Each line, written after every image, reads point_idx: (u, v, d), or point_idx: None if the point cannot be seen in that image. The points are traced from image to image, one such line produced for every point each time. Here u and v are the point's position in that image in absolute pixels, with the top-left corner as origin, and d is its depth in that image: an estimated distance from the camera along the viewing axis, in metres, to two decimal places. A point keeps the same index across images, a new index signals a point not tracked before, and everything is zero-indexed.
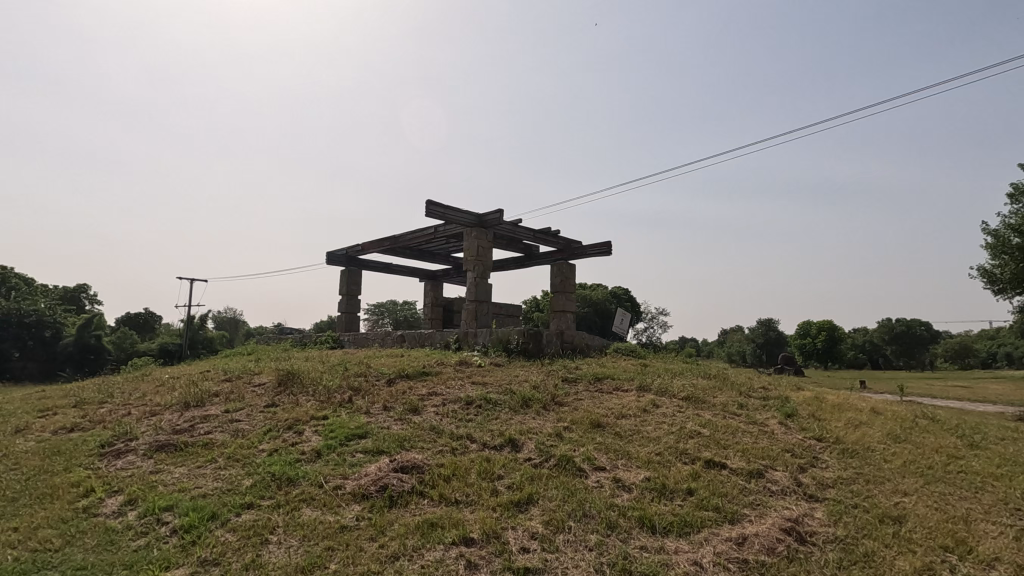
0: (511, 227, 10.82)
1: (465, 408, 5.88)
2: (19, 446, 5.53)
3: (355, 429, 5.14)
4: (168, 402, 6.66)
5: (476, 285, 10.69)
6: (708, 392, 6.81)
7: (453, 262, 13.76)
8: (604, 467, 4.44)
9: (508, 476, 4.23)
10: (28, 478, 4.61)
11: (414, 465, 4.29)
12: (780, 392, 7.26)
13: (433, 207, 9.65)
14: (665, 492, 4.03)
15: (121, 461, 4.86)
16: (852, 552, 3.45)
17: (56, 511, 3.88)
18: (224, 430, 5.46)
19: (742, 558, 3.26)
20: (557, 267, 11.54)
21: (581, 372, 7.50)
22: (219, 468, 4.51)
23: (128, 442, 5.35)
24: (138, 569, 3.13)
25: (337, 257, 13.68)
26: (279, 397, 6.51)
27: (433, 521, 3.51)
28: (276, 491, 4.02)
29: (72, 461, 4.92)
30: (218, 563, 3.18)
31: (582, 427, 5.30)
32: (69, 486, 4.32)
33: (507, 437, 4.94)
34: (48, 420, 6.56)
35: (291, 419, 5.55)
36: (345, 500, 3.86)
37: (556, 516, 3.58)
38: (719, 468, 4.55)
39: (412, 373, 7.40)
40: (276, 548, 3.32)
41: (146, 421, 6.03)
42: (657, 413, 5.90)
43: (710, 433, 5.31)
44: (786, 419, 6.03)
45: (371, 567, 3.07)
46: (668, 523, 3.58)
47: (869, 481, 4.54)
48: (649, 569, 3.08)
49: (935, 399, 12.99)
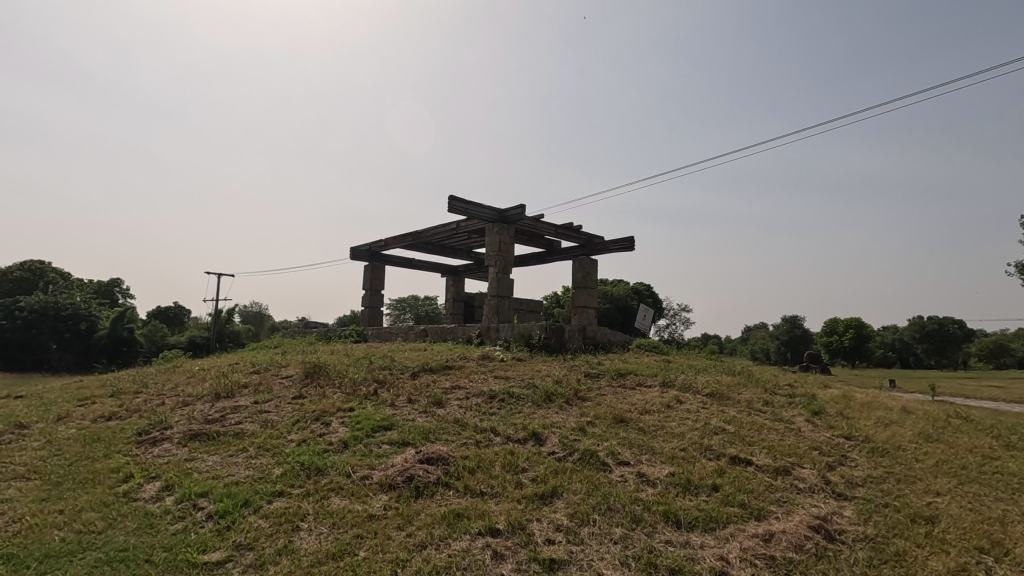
0: (532, 223, 10.82)
1: (488, 401, 5.92)
2: (61, 433, 5.76)
3: (381, 422, 5.23)
4: (200, 393, 6.84)
5: (498, 280, 10.71)
6: (733, 388, 6.75)
7: (474, 258, 13.82)
8: (628, 462, 4.44)
9: (533, 468, 4.27)
10: (71, 463, 4.81)
11: (439, 456, 4.35)
12: (807, 389, 7.15)
13: (455, 202, 9.70)
14: (689, 488, 4.01)
15: (158, 449, 5.03)
16: (883, 552, 3.39)
17: (99, 495, 4.04)
18: (254, 421, 5.60)
19: (768, 555, 3.23)
20: (579, 263, 11.49)
21: (604, 368, 7.48)
22: (250, 457, 4.64)
23: (163, 430, 5.53)
24: (176, 552, 3.24)
25: (361, 253, 13.87)
26: (306, 389, 6.64)
27: (459, 512, 3.56)
28: (306, 480, 4.12)
29: (112, 448, 5.10)
30: (252, 548, 3.28)
31: (605, 422, 5.31)
32: (109, 472, 4.48)
33: (531, 431, 4.97)
34: (87, 408, 6.81)
35: (318, 410, 5.66)
36: (373, 490, 3.93)
37: (581, 509, 3.60)
38: (744, 464, 4.51)
39: (435, 367, 7.48)
40: (307, 534, 3.41)
41: (180, 410, 6.21)
42: (680, 409, 5.86)
43: (736, 430, 5.26)
44: (813, 417, 5.94)
45: (399, 555, 3.13)
46: (693, 518, 3.57)
47: (899, 481, 4.45)
48: (675, 563, 3.08)
49: (969, 399, 12.63)
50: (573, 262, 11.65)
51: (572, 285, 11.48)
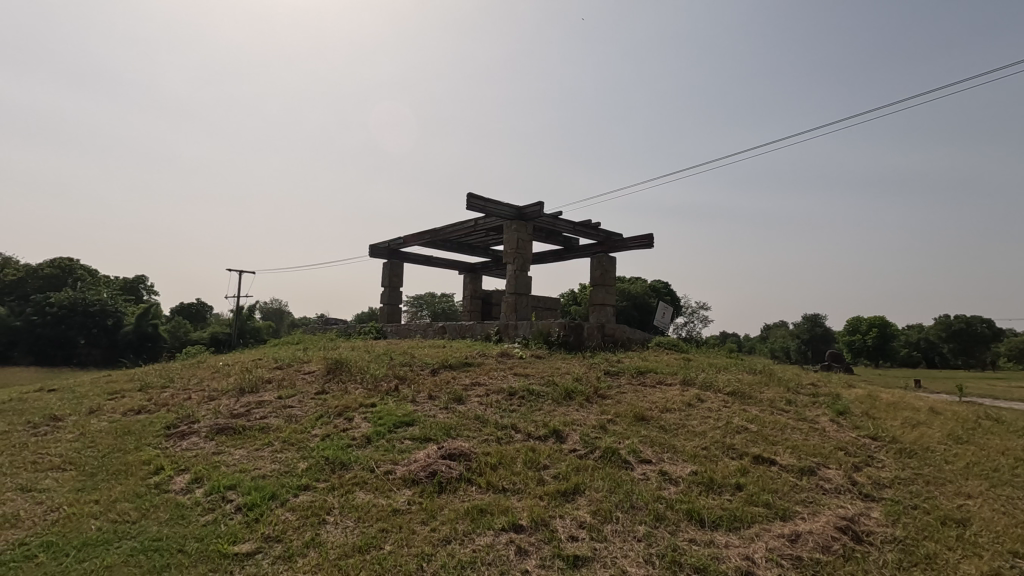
0: (551, 219, 10.79)
1: (508, 398, 5.95)
2: (94, 425, 5.93)
3: (402, 417, 5.28)
4: (225, 388, 6.99)
5: (516, 277, 10.72)
6: (755, 387, 6.67)
7: (492, 254, 13.86)
8: (650, 460, 4.43)
9: (554, 465, 4.27)
10: (104, 455, 4.95)
11: (461, 452, 4.39)
12: (831, 389, 7.04)
13: (473, 200, 9.75)
14: (713, 487, 3.98)
15: (186, 442, 5.15)
16: (913, 554, 3.34)
17: (131, 486, 4.16)
18: (278, 416, 5.69)
19: (795, 555, 3.20)
20: (597, 260, 11.44)
21: (624, 366, 7.46)
22: (276, 451, 4.72)
23: (190, 424, 5.66)
24: (208, 542, 3.33)
25: (379, 250, 13.99)
26: (329, 384, 6.75)
27: (482, 507, 3.59)
28: (330, 474, 4.18)
29: (142, 441, 5.24)
30: (280, 540, 3.34)
31: (626, 420, 5.30)
32: (141, 464, 4.61)
33: (551, 428, 4.97)
34: (117, 402, 7.00)
35: (341, 406, 5.74)
36: (396, 485, 3.98)
37: (603, 507, 3.60)
38: (768, 464, 4.47)
39: (454, 363, 7.53)
40: (333, 528, 3.46)
41: (206, 405, 6.35)
42: (701, 408, 5.82)
43: (758, 429, 5.20)
44: (838, 417, 5.85)
45: (424, 549, 3.16)
46: (717, 517, 3.55)
47: (928, 482, 4.37)
48: (700, 562, 3.06)
49: (993, 399, 12.53)
50: (591, 259, 11.60)
51: (590, 283, 11.45)
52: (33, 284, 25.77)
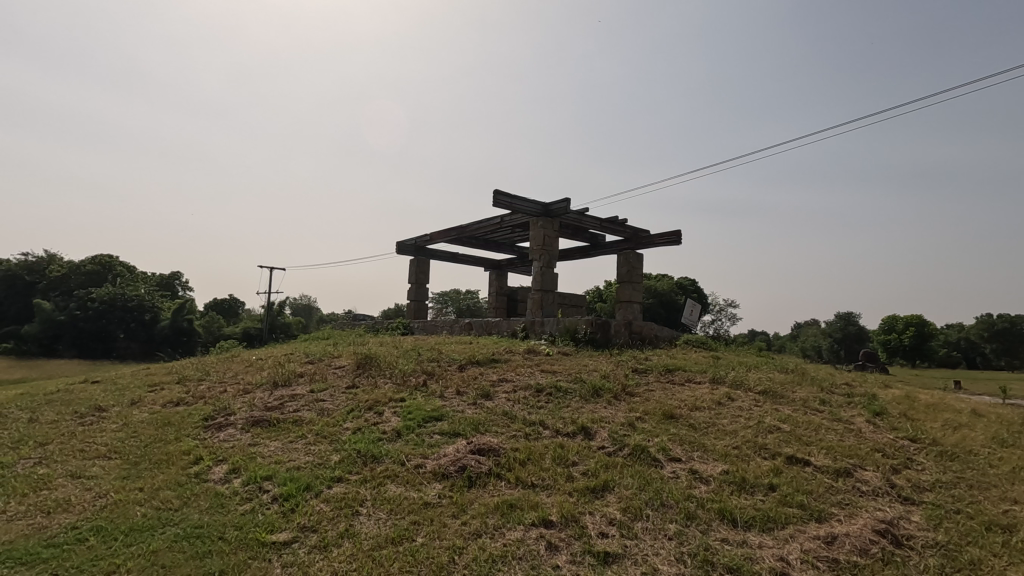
0: (577, 216, 10.74)
1: (536, 395, 5.97)
2: (136, 416, 6.16)
3: (431, 412, 5.34)
4: (259, 381, 7.17)
5: (542, 274, 10.72)
6: (787, 386, 6.55)
7: (517, 251, 13.88)
8: (680, 458, 4.39)
9: (583, 462, 4.27)
10: (146, 445, 5.14)
11: (490, 448, 4.42)
12: (866, 389, 6.86)
13: (500, 197, 9.78)
14: (745, 487, 3.93)
15: (223, 434, 5.31)
16: (956, 559, 3.24)
17: (173, 475, 4.31)
18: (311, 409, 5.82)
19: (832, 557, 3.14)
20: (624, 256, 11.34)
21: (652, 363, 7.39)
22: (309, 443, 4.83)
23: (227, 416, 5.83)
24: (246, 531, 3.43)
25: (406, 247, 14.13)
26: (359, 378, 6.87)
27: (512, 502, 3.61)
28: (363, 466, 4.26)
29: (181, 432, 5.42)
30: (316, 530, 3.42)
31: (655, 418, 5.25)
32: (181, 454, 4.77)
33: (580, 425, 4.97)
34: (157, 394, 7.25)
35: (371, 400, 5.83)
36: (426, 479, 4.03)
37: (634, 504, 3.59)
38: (803, 464, 4.38)
39: (481, 359, 7.58)
40: (366, 519, 3.53)
41: (241, 398, 6.53)
42: (732, 406, 5.74)
43: (791, 429, 5.11)
44: (874, 418, 5.69)
45: (456, 542, 3.20)
46: (751, 517, 3.50)
47: (972, 487, 4.22)
48: (733, 562, 3.03)
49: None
50: (618, 255, 11.50)
51: (617, 280, 11.35)
52: (76, 280, 26.88)
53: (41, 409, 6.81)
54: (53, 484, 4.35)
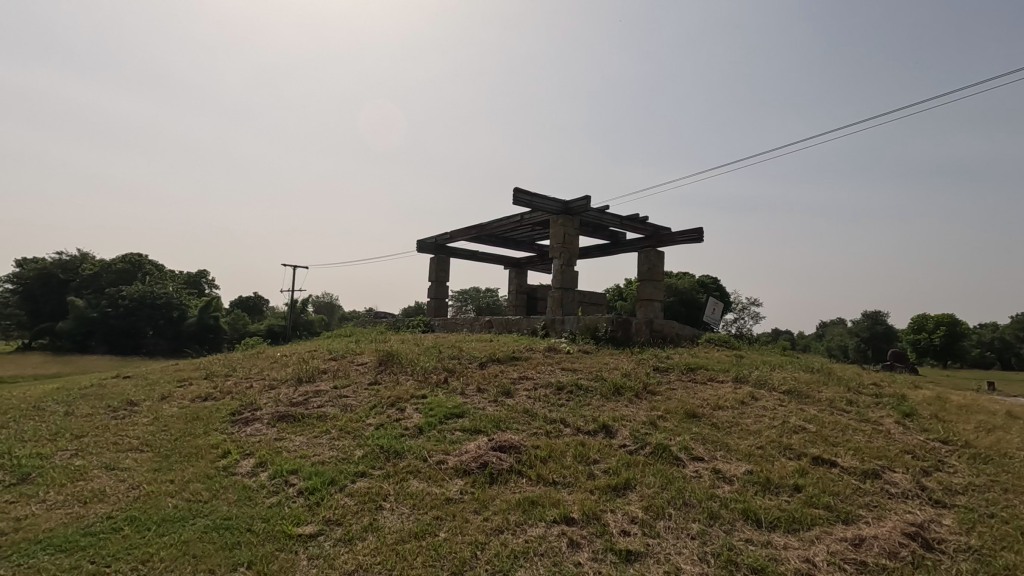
0: (597, 214, 10.68)
1: (556, 393, 5.96)
2: (166, 410, 6.34)
3: (453, 409, 5.38)
4: (284, 377, 7.31)
5: (562, 272, 10.69)
6: (812, 386, 6.44)
7: (537, 249, 13.86)
8: (702, 458, 4.34)
9: (604, 461, 4.26)
10: (176, 438, 5.28)
11: (511, 445, 4.44)
12: (895, 389, 6.70)
13: (520, 195, 9.78)
14: (769, 487, 3.88)
15: (250, 428, 5.42)
16: (990, 565, 3.15)
17: (202, 468, 4.42)
18: (334, 405, 5.91)
19: (859, 560, 3.09)
20: (645, 254, 11.25)
21: (674, 362, 7.33)
22: (333, 439, 4.91)
23: (253, 411, 5.96)
24: (273, 523, 3.50)
25: (427, 245, 14.22)
26: (381, 375, 6.95)
27: (534, 499, 3.62)
28: (385, 462, 4.32)
29: (210, 426, 5.55)
30: (340, 524, 3.48)
31: (676, 417, 5.21)
32: (210, 448, 4.89)
33: (601, 423, 4.96)
34: (186, 389, 7.45)
35: (393, 396, 5.90)
36: (448, 474, 4.07)
37: (655, 503, 3.57)
38: (829, 465, 4.31)
39: (502, 357, 7.60)
40: (390, 514, 3.58)
41: (267, 393, 6.67)
42: (756, 406, 5.67)
43: (817, 429, 5.02)
44: (904, 419, 5.56)
45: (478, 538, 3.23)
46: (776, 518, 3.45)
47: (1007, 490, 4.10)
48: (757, 563, 2.99)
49: None
50: (639, 253, 11.41)
51: (638, 278, 11.26)
52: (107, 278, 27.71)
53: (77, 402, 7.05)
54: (88, 475, 4.51)
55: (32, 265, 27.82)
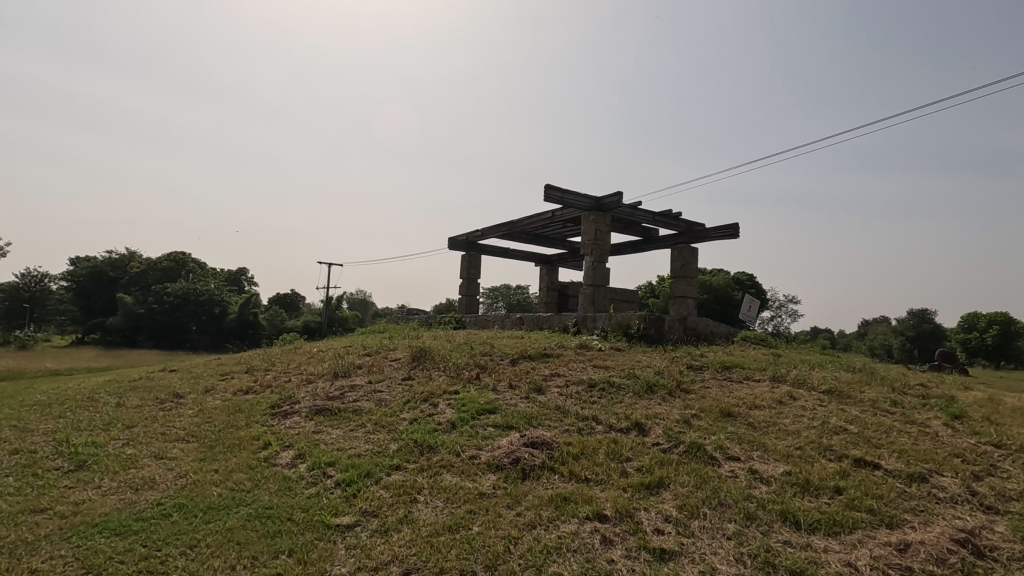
0: (629, 210, 10.57)
1: (588, 390, 5.95)
2: (210, 402, 6.59)
3: (485, 405, 5.42)
4: (321, 372, 7.50)
5: (594, 269, 10.63)
6: (854, 386, 6.24)
7: (568, 246, 13.80)
8: (739, 458, 4.26)
9: (637, 459, 4.23)
10: (220, 430, 5.49)
11: (543, 441, 4.45)
12: (944, 391, 6.42)
13: (551, 191, 9.76)
14: (809, 489, 3.78)
15: (289, 421, 5.59)
16: None
17: (245, 459, 4.58)
18: (369, 399, 6.03)
19: (904, 565, 2.99)
20: (678, 251, 11.07)
21: (708, 360, 7.21)
22: (368, 432, 5.01)
23: (292, 404, 6.13)
24: (312, 513, 3.61)
25: (458, 242, 14.34)
26: (414, 371, 7.06)
27: (566, 496, 3.62)
28: (419, 456, 4.39)
29: (251, 418, 5.75)
30: (376, 515, 3.56)
31: (711, 416, 5.13)
32: (252, 439, 5.06)
33: (634, 421, 4.92)
34: (228, 383, 7.72)
35: (426, 392, 5.98)
36: (481, 469, 4.11)
37: (690, 502, 3.53)
38: (872, 468, 4.17)
39: (533, 354, 7.62)
40: (424, 506, 3.64)
41: (305, 387, 6.85)
42: (794, 406, 5.52)
43: (859, 430, 4.87)
44: (953, 421, 5.33)
45: (511, 532, 3.25)
46: (815, 520, 3.37)
47: None
48: (796, 565, 2.93)
49: None
50: (672, 250, 11.24)
51: (671, 275, 11.08)
52: (154, 276, 28.87)
53: (127, 394, 7.38)
54: (139, 463, 4.73)
55: (85, 264, 29.20)
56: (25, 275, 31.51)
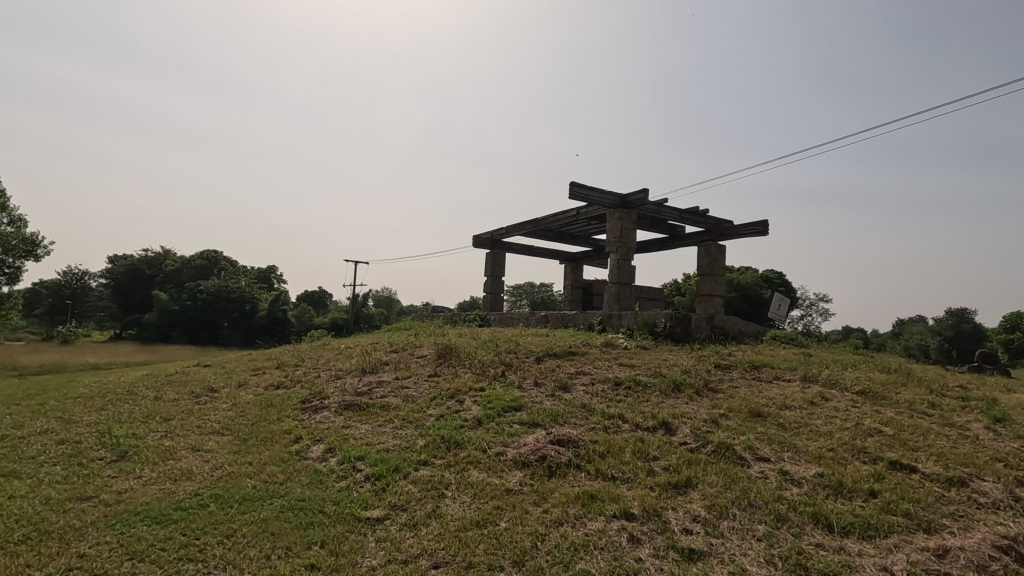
0: (656, 207, 10.46)
1: (614, 388, 5.92)
2: (243, 397, 6.76)
3: (510, 402, 5.45)
4: (349, 368, 7.63)
5: (620, 267, 10.55)
6: (889, 387, 6.08)
7: (593, 244, 13.74)
8: (769, 458, 4.20)
9: (665, 458, 4.20)
10: (253, 423, 5.64)
11: (570, 439, 4.44)
12: (985, 393, 6.20)
13: (576, 189, 9.72)
14: (842, 491, 3.70)
15: (319, 415, 5.71)
16: None
17: (277, 452, 4.70)
18: (396, 395, 6.11)
19: (943, 571, 2.90)
20: (705, 248, 10.92)
21: (736, 359, 7.09)
22: (396, 428, 5.08)
23: (321, 399, 6.26)
24: (343, 506, 3.69)
25: (483, 241, 14.41)
26: (440, 368, 7.12)
27: (593, 493, 3.62)
28: (446, 452, 4.43)
29: (282, 413, 5.89)
30: (405, 509, 3.62)
31: (740, 416, 5.06)
32: (283, 433, 5.18)
33: (660, 420, 4.89)
34: (259, 378, 7.92)
35: (452, 389, 6.03)
36: (508, 466, 4.13)
37: (718, 502, 3.50)
38: (909, 471, 4.06)
39: (558, 351, 7.61)
40: (452, 502, 3.68)
41: (333, 383, 6.98)
42: (826, 406, 5.40)
43: (894, 432, 4.74)
44: (995, 424, 5.15)
45: (538, 529, 3.27)
46: (848, 523, 3.30)
47: None
48: (829, 567, 2.88)
49: None
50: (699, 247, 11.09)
51: (698, 273, 10.93)
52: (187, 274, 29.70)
53: (164, 388, 7.63)
54: (177, 454, 4.89)
55: (123, 262, 30.24)
56: (67, 274, 32.79)
